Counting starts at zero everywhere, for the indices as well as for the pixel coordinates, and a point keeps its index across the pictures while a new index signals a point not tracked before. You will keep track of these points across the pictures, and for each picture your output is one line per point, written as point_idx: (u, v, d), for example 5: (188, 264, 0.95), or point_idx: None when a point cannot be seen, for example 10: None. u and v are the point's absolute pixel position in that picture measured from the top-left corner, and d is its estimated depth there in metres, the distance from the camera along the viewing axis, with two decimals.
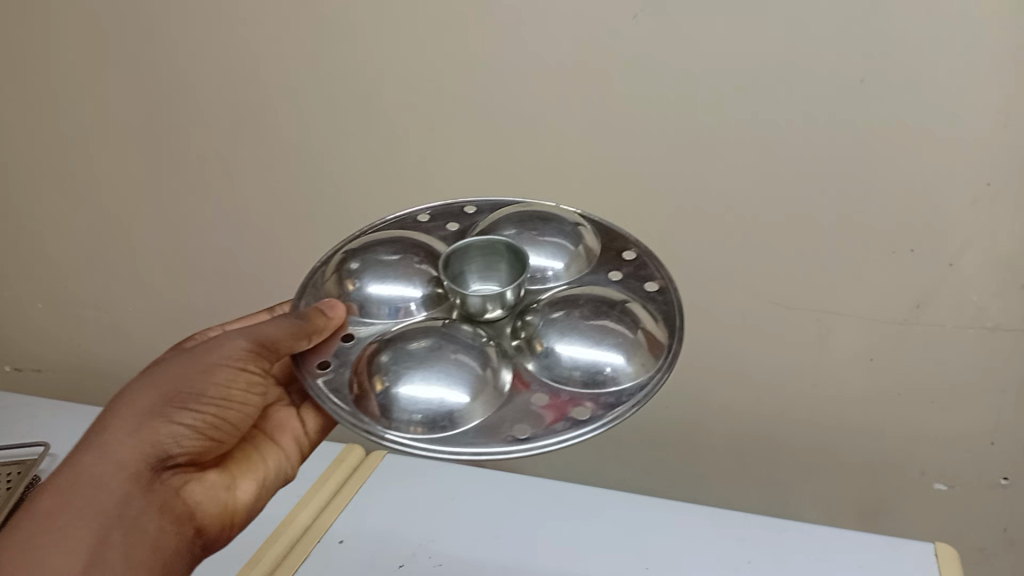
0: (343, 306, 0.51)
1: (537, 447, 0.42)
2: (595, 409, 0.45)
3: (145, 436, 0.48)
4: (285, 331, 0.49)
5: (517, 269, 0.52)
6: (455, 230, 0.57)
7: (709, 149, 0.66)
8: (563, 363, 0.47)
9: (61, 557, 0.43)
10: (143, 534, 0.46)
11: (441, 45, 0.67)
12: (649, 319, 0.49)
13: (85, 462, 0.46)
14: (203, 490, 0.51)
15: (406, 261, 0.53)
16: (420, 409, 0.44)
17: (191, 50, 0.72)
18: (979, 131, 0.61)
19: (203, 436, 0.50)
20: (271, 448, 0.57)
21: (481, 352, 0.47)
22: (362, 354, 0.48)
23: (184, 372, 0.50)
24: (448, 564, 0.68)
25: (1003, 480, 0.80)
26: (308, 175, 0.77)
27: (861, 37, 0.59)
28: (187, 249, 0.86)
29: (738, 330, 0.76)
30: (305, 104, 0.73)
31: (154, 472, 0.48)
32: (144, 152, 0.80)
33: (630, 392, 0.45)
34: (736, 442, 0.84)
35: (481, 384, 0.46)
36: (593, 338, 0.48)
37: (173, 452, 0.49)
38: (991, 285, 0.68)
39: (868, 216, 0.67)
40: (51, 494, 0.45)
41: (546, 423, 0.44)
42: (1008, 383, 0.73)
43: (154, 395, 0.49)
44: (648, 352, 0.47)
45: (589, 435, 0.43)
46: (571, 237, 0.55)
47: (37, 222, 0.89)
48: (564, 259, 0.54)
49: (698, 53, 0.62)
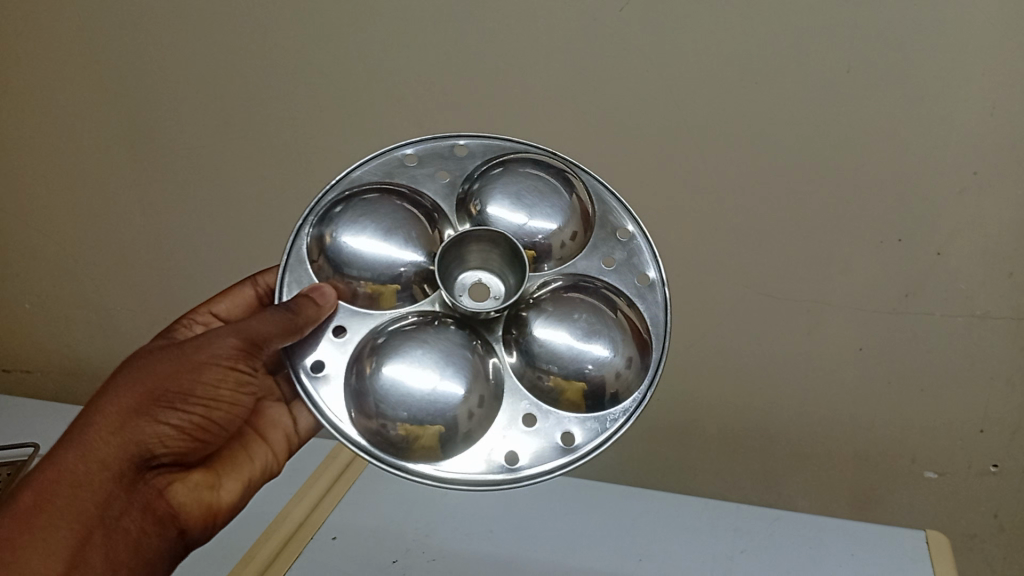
0: (332, 290, 0.48)
1: (521, 479, 0.45)
2: (582, 434, 0.47)
3: (130, 435, 0.43)
4: (276, 327, 0.44)
5: (514, 261, 0.50)
6: (446, 182, 0.55)
7: (701, 135, 0.65)
8: (549, 361, 0.48)
9: (40, 559, 0.39)
10: (123, 536, 0.43)
11: (421, 33, 0.65)
12: (636, 322, 0.50)
13: (65, 460, 0.41)
14: (189, 489, 0.47)
15: (397, 228, 0.50)
16: (406, 408, 0.44)
17: (174, 38, 0.70)
18: (974, 115, 0.60)
19: (190, 435, 0.46)
20: (257, 445, 0.53)
21: (470, 348, 0.48)
22: (359, 348, 0.48)
23: (175, 364, 0.44)
24: (442, 559, 0.67)
25: (993, 467, 0.78)
26: (294, 164, 0.75)
27: (850, 29, 0.58)
28: (168, 242, 0.85)
29: (723, 321, 0.76)
30: (288, 94, 0.70)
31: (138, 472, 0.44)
32: (130, 143, 0.78)
33: (614, 418, 0.47)
34: (732, 433, 0.83)
35: (472, 380, 0.46)
36: (579, 332, 0.48)
37: (157, 451, 0.44)
38: (979, 274, 0.67)
39: (848, 212, 0.66)
40: (25, 493, 0.41)
41: (537, 450, 0.46)
42: (998, 370, 0.72)
43: (137, 391, 0.43)
44: (635, 359, 0.48)
45: (574, 465, 0.45)
46: (566, 199, 0.52)
47: (26, 223, 0.87)
48: (559, 221, 0.52)
49: (681, 41, 0.61)
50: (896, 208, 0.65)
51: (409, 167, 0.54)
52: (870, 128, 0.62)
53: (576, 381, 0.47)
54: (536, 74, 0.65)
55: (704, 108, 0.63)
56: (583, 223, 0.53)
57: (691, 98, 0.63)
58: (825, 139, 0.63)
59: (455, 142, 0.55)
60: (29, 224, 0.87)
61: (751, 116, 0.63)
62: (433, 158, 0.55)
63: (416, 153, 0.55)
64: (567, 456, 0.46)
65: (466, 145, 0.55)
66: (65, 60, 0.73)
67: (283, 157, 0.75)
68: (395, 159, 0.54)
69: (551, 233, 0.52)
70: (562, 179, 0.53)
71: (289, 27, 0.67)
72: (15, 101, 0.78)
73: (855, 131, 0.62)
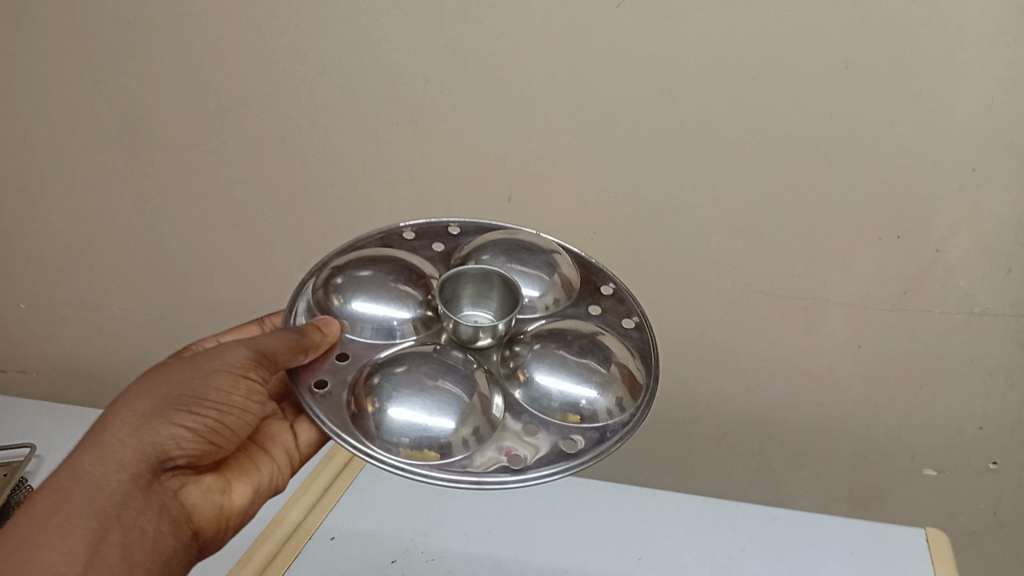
0: (337, 323, 0.51)
1: (527, 479, 0.44)
2: (582, 442, 0.47)
3: (145, 436, 0.43)
4: (285, 342, 0.47)
5: (508, 299, 0.53)
6: (441, 251, 0.59)
7: (700, 134, 0.65)
8: (547, 395, 0.49)
9: (59, 556, 0.37)
10: (143, 535, 0.41)
11: (419, 31, 0.65)
12: (625, 359, 0.51)
13: (83, 461, 0.41)
14: (200, 494, 0.47)
15: (395, 284, 0.53)
16: (408, 432, 0.45)
17: (169, 36, 0.69)
18: (974, 113, 0.59)
19: (203, 439, 0.46)
20: (264, 457, 0.53)
21: (471, 380, 0.48)
22: (359, 376, 0.48)
23: (189, 373, 0.46)
24: (440, 559, 0.67)
25: (992, 465, 0.78)
26: (291, 163, 0.75)
27: (848, 27, 0.58)
28: (163, 242, 0.85)
29: (722, 321, 0.75)
30: (285, 92, 0.70)
31: (154, 473, 0.43)
32: (126, 144, 0.77)
33: (613, 429, 0.47)
34: (730, 433, 0.83)
35: (469, 410, 0.46)
36: (575, 374, 0.49)
37: (173, 453, 0.44)
38: (978, 271, 0.67)
39: (847, 210, 0.66)
40: (44, 493, 0.39)
41: (539, 455, 0.46)
42: (997, 367, 0.72)
43: (154, 396, 0.44)
44: (626, 391, 0.49)
45: (576, 468, 0.45)
46: (549, 268, 0.56)
47: (21, 223, 0.86)
48: (542, 289, 0.55)
49: (680, 40, 0.60)
50: (896, 207, 0.65)
51: (408, 240, 0.60)
52: (870, 126, 0.61)
53: (572, 416, 0.48)
54: (534, 73, 0.65)
55: (704, 106, 0.63)
56: (564, 292, 0.56)
57: (691, 97, 0.63)
58: (825, 137, 0.63)
59: (450, 225, 0.62)
60: (24, 224, 0.87)
61: (750, 114, 0.63)
62: (429, 235, 0.61)
63: (415, 232, 0.61)
64: (569, 459, 0.45)
65: (458, 228, 0.62)
66: (61, 60, 0.73)
67: (281, 156, 0.74)
68: (396, 234, 0.60)
69: (535, 298, 0.55)
70: (546, 257, 0.57)
71: (286, 25, 0.66)
72: (11, 103, 0.77)
73: (856, 129, 0.62)
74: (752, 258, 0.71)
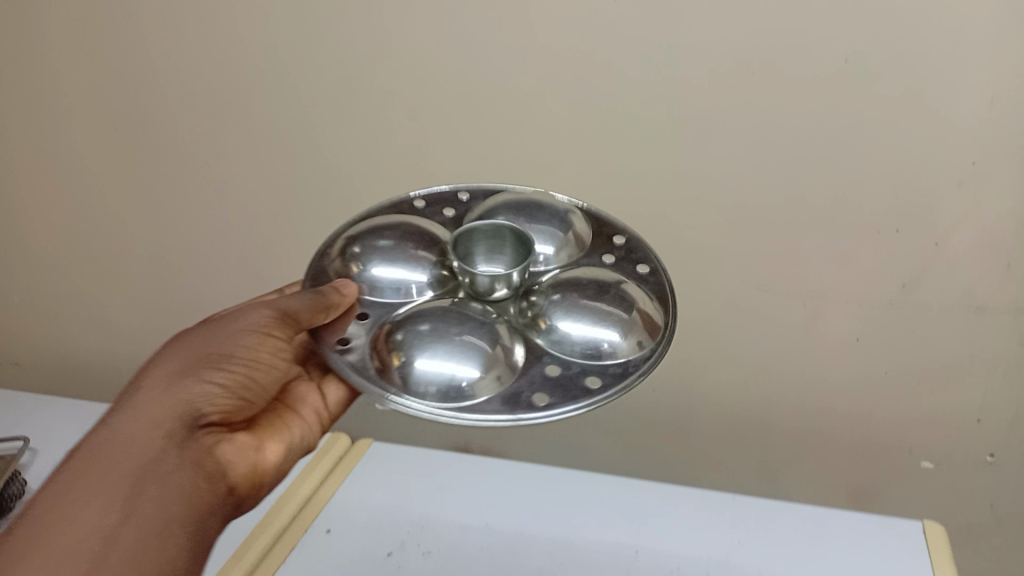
0: (355, 285, 0.51)
1: (555, 413, 0.43)
2: (605, 378, 0.46)
3: (176, 394, 0.45)
4: (305, 303, 0.48)
5: (522, 253, 0.53)
6: (452, 215, 0.58)
7: (702, 129, 0.65)
8: (568, 338, 0.48)
9: (94, 510, 0.40)
10: (178, 489, 0.43)
11: (419, 24, 0.64)
12: (644, 300, 0.50)
13: (119, 420, 0.44)
14: (235, 446, 0.49)
15: (408, 246, 0.53)
16: (433, 381, 0.44)
17: (167, 29, 0.69)
18: (974, 108, 0.60)
19: (234, 396, 0.48)
20: (304, 421, 0.54)
21: (491, 330, 0.48)
22: (380, 335, 0.48)
23: (215, 335, 0.49)
24: (437, 552, 0.66)
25: (990, 459, 0.79)
26: (291, 159, 0.74)
27: (850, 22, 0.58)
28: (160, 238, 0.84)
29: (723, 315, 0.76)
30: (286, 86, 0.70)
31: (188, 430, 0.45)
32: (124, 139, 0.77)
33: (635, 364, 0.47)
34: (730, 426, 0.83)
35: (492, 359, 0.46)
36: (594, 317, 0.49)
37: (204, 410, 0.46)
38: (978, 265, 0.67)
39: (848, 206, 0.66)
40: (81, 454, 0.43)
41: (566, 392, 0.45)
42: (995, 361, 0.73)
43: (183, 357, 0.47)
44: (646, 330, 0.49)
45: (603, 401, 0.44)
46: (560, 225, 0.56)
47: (17, 216, 0.86)
48: (555, 244, 0.55)
49: (683, 34, 0.60)
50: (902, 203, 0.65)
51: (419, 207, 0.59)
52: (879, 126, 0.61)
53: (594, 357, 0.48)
54: (535, 67, 0.65)
55: (706, 101, 0.63)
56: (579, 247, 0.56)
57: (693, 93, 0.63)
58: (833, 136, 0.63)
59: (459, 192, 0.61)
60: (21, 218, 0.86)
61: (752, 110, 0.63)
62: (439, 203, 0.60)
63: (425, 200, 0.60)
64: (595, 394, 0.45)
65: (468, 194, 0.61)
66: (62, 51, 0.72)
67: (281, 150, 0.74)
68: (406, 203, 0.59)
69: (549, 254, 0.55)
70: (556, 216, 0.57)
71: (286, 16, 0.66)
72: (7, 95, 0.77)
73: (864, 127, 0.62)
74: (754, 254, 0.71)
